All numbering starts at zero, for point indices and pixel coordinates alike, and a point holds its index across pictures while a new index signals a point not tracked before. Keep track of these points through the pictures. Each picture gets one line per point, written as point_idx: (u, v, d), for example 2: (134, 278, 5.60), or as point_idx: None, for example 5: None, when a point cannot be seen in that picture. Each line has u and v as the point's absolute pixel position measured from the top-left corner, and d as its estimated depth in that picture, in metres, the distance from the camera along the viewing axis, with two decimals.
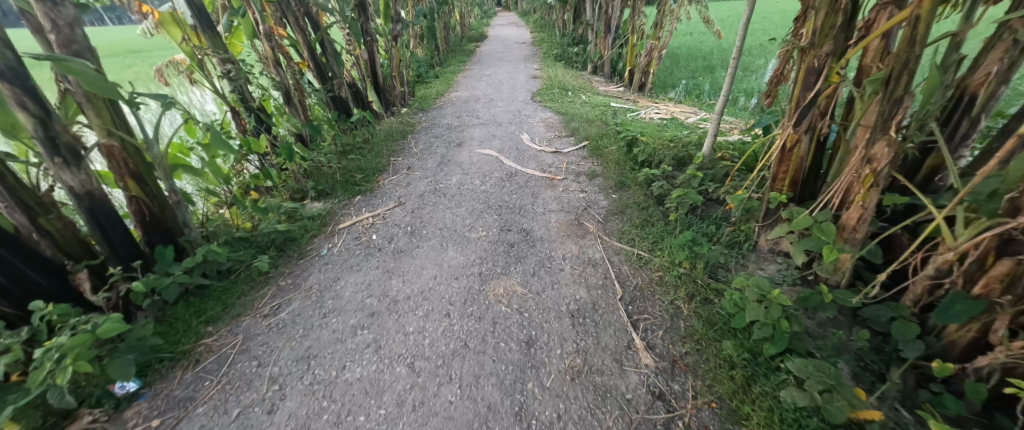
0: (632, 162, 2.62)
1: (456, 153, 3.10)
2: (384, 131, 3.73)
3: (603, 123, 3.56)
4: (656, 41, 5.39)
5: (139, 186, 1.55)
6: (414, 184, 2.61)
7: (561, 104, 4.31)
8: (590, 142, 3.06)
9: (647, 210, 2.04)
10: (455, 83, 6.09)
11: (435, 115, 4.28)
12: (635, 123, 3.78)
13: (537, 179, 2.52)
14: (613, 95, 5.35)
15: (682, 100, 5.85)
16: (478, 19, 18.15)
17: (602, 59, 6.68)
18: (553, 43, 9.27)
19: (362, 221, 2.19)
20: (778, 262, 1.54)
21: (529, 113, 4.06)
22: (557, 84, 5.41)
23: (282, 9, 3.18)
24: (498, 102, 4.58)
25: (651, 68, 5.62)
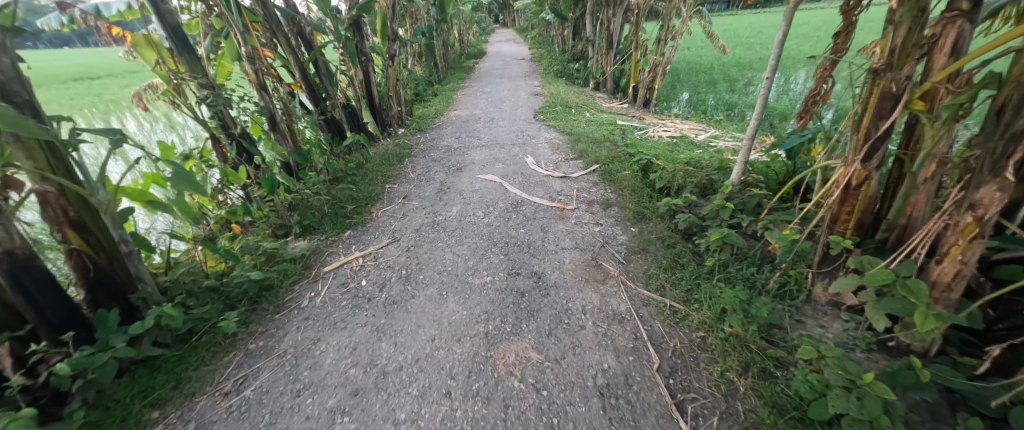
0: (649, 189, 2.40)
1: (456, 178, 2.89)
2: (380, 154, 3.52)
3: (612, 144, 3.36)
4: (661, 58, 5.27)
5: (81, 236, 1.28)
6: (410, 216, 2.38)
7: (566, 123, 4.14)
8: (601, 166, 2.85)
9: (674, 248, 1.80)
10: (455, 101, 5.95)
11: (434, 136, 4.10)
12: (645, 143, 3.59)
13: (546, 210, 2.29)
14: (618, 112, 5.21)
15: (688, 116, 5.71)
16: (476, 36, 18.30)
17: (604, 76, 6.57)
18: (552, 59, 9.21)
19: (351, 262, 1.94)
20: (843, 320, 1.29)
21: (533, 133, 3.88)
22: (560, 102, 5.26)
23: (272, 29, 3.02)
24: (499, 122, 4.40)
25: (656, 84, 5.49)
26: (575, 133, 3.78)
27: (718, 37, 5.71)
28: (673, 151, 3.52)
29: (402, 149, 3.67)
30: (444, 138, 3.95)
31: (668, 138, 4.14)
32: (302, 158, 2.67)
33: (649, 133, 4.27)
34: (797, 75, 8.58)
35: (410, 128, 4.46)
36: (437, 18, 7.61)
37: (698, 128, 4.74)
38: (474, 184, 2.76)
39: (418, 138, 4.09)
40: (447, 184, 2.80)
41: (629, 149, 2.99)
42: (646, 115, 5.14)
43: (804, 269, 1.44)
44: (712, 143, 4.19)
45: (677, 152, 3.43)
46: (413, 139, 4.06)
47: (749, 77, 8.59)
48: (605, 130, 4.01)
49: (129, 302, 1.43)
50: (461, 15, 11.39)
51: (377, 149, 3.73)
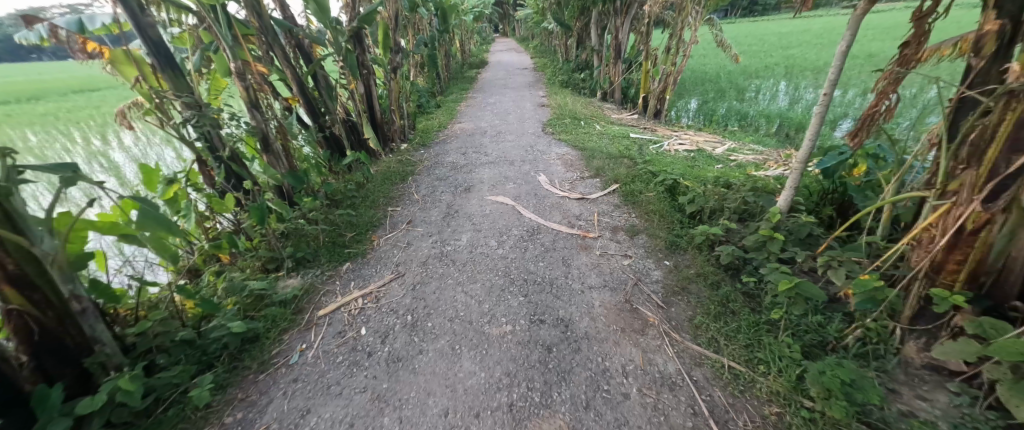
0: (679, 214, 2.18)
1: (464, 200, 2.67)
2: (382, 173, 3.30)
3: (629, 161, 3.15)
4: (672, 68, 5.10)
5: (22, 295, 1.04)
6: (416, 246, 2.16)
7: (577, 138, 3.95)
8: (620, 185, 2.64)
9: (719, 289, 1.56)
10: (459, 113, 5.79)
11: (439, 152, 3.90)
12: (663, 160, 3.38)
13: (566, 239, 2.07)
14: (629, 124, 5.02)
15: (700, 127, 5.53)
16: (478, 47, 18.25)
17: (611, 86, 6.40)
18: (556, 69, 9.07)
19: (349, 305, 1.71)
20: (954, 393, 1.04)
21: (543, 148, 3.68)
22: (568, 114, 5.07)
23: (269, 40, 2.86)
24: (507, 136, 4.21)
25: (667, 94, 5.31)
26: (588, 148, 3.58)
27: (730, 46, 5.54)
28: (694, 167, 3.31)
29: (405, 167, 3.46)
30: (449, 154, 3.75)
31: (685, 152, 3.94)
32: (297, 181, 2.46)
33: (664, 147, 4.07)
34: (807, 83, 8.42)
35: (413, 143, 4.26)
36: (439, 28, 7.46)
37: (714, 141, 4.54)
38: (484, 207, 2.54)
39: (421, 154, 3.89)
40: (455, 207, 2.58)
41: (650, 168, 2.78)
42: (658, 128, 4.95)
43: (889, 322, 1.20)
44: (730, 157, 3.99)
45: (698, 169, 3.21)
46: (417, 155, 3.86)
47: (758, 86, 8.42)
48: (619, 145, 3.80)
49: (82, 369, 1.18)
50: (462, 25, 11.28)
51: (378, 166, 3.52)
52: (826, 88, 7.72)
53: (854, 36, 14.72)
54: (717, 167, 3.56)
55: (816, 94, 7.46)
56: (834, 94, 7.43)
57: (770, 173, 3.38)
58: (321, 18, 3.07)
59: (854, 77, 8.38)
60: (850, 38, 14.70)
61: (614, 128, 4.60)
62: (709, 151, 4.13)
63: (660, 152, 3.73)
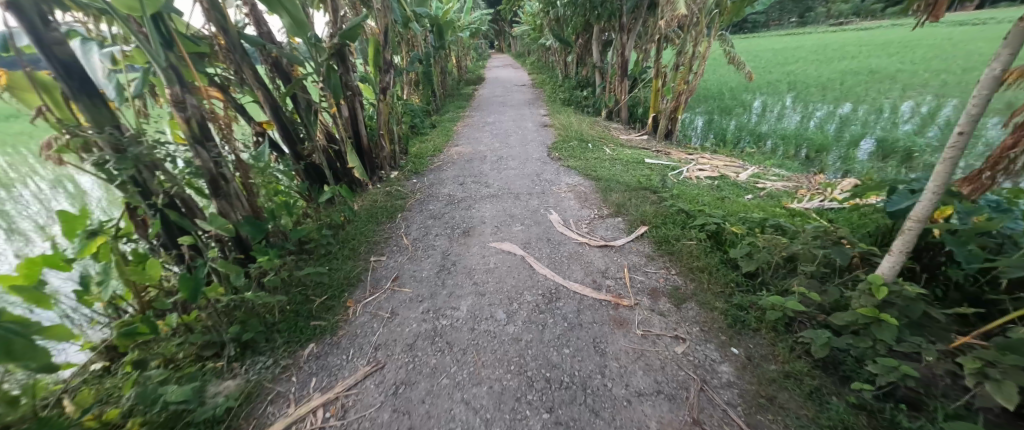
0: (733, 272, 1.74)
1: (463, 248, 2.23)
2: (365, 210, 2.83)
3: (653, 195, 2.74)
4: (684, 87, 4.76)
5: None
6: (403, 317, 1.69)
7: (588, 165, 3.56)
8: (650, 229, 2.22)
9: (825, 404, 1.11)
10: (456, 134, 5.41)
11: (434, 181, 3.47)
12: (689, 192, 2.98)
13: (594, 309, 1.62)
14: (640, 146, 4.66)
15: (713, 148, 5.19)
16: (474, 62, 18.14)
17: (617, 105, 6.08)
18: (556, 86, 8.79)
19: (306, 421, 1.23)
20: None
21: (552, 178, 3.27)
22: (574, 135, 4.71)
23: (237, 62, 2.68)
24: (509, 161, 3.81)
25: (679, 114, 4.97)
26: (602, 178, 3.17)
27: (742, 63, 5.24)
28: (724, 201, 2.91)
29: (393, 202, 3.02)
30: (445, 184, 3.33)
31: (708, 180, 3.57)
32: (256, 230, 2.00)
33: (684, 174, 3.69)
34: (813, 101, 8.21)
35: (405, 170, 3.84)
36: (435, 44, 7.13)
37: (734, 165, 4.19)
38: (487, 258, 2.08)
39: (413, 184, 3.46)
40: (451, 258, 2.12)
41: (683, 206, 2.36)
42: (672, 151, 4.59)
43: None
44: (757, 185, 3.62)
45: (730, 204, 2.81)
46: (409, 185, 3.43)
47: (764, 103, 8.19)
48: (636, 174, 3.42)
49: None
50: (458, 40, 11.07)
51: (360, 201, 3.06)
52: (835, 106, 7.49)
53: (850, 53, 14.80)
54: (747, 198, 3.17)
55: (826, 112, 7.21)
56: (845, 112, 7.18)
57: (808, 206, 3.04)
58: (295, 34, 2.66)
59: (861, 94, 8.19)
60: (846, 55, 14.75)
61: (626, 152, 4.23)
62: (733, 177, 3.76)
63: (681, 182, 3.34)
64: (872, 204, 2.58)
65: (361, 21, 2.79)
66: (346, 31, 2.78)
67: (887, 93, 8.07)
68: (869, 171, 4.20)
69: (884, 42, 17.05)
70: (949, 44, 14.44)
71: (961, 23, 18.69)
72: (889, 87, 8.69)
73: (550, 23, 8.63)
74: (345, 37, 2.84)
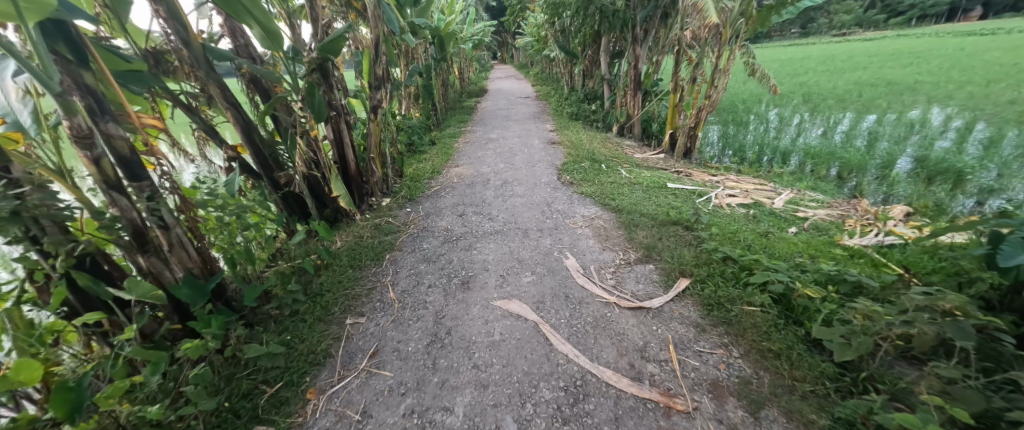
0: (824, 359, 1.30)
1: (460, 307, 1.80)
2: (347, 250, 2.41)
3: (687, 234, 2.32)
4: (706, 102, 4.37)
5: None
6: (377, 424, 1.25)
7: (605, 192, 3.15)
8: (692, 285, 1.79)
9: None
10: (457, 152, 5.04)
11: (430, 210, 3.07)
12: (726, 228, 2.55)
13: (637, 417, 1.18)
14: (658, 167, 4.25)
15: (736, 168, 4.78)
16: (476, 74, 17.93)
17: (629, 120, 5.70)
18: (561, 99, 8.45)
19: None
20: None
21: (565, 208, 2.86)
22: (585, 155, 4.32)
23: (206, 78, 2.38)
24: (516, 186, 3.41)
25: (699, 131, 4.58)
26: (624, 209, 2.76)
27: (767, 75, 4.84)
28: (768, 238, 2.48)
29: (381, 238, 2.60)
30: (443, 214, 2.92)
31: (741, 209, 3.15)
32: (197, 293, 1.58)
33: (713, 201, 3.27)
34: (833, 114, 7.83)
35: (399, 196, 3.44)
36: (435, 57, 6.80)
37: (765, 189, 3.77)
38: (491, 325, 1.65)
39: (408, 213, 3.06)
40: (445, 324, 1.69)
41: (732, 252, 1.92)
42: (694, 172, 4.19)
43: None
44: (797, 214, 3.20)
45: (777, 244, 2.38)
46: (403, 215, 3.03)
47: (781, 116, 7.81)
48: (660, 203, 3.00)
49: None
50: (461, 52, 10.84)
51: (341, 237, 2.66)
52: (858, 119, 7.08)
53: (862, 65, 14.47)
54: (791, 232, 2.74)
55: (849, 126, 6.81)
56: (869, 126, 6.78)
57: (865, 243, 2.62)
58: (266, 48, 2.30)
59: (882, 107, 7.82)
60: (857, 66, 14.44)
61: (644, 175, 3.83)
62: (768, 204, 3.35)
63: (713, 212, 2.92)
64: (954, 246, 2.15)
65: (344, 34, 2.39)
66: (325, 44, 2.38)
67: (911, 106, 7.67)
68: (918, 195, 3.76)
69: (893, 53, 16.78)
70: (962, 54, 14.16)
71: (970, 33, 18.45)
72: (910, 99, 8.31)
73: (555, 34, 8.32)
74: (324, 51, 2.46)
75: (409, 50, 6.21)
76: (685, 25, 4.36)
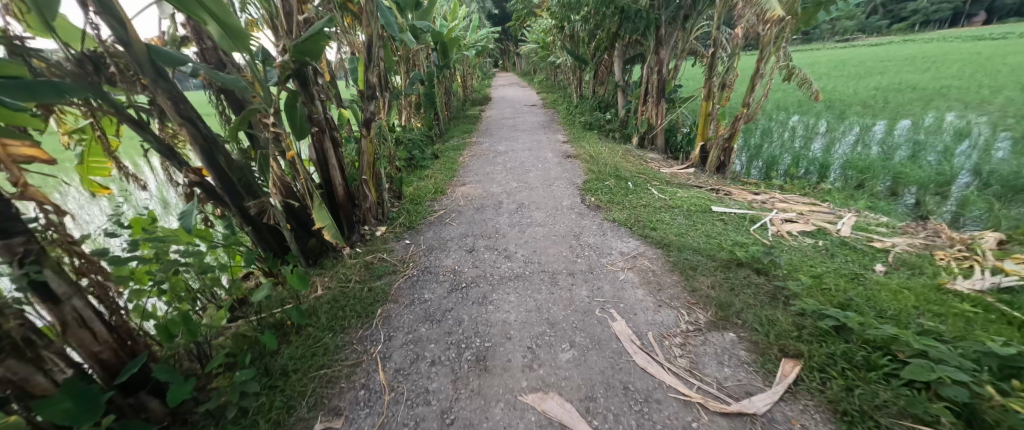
0: None
1: (474, 405, 1.27)
2: (329, 302, 1.90)
3: (764, 283, 1.80)
4: (744, 111, 3.89)
5: None
6: None
7: (640, 221, 2.64)
8: (807, 376, 1.26)
9: None
10: (463, 167, 4.55)
11: (433, 243, 2.57)
12: (803, 270, 2.04)
13: None
14: (691, 185, 3.75)
15: (773, 183, 4.28)
16: (479, 81, 17.54)
17: (650, 130, 5.22)
18: (571, 108, 8.00)
19: None
20: None
21: (598, 242, 2.35)
22: (608, 171, 3.82)
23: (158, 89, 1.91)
24: (534, 211, 2.92)
25: (735, 142, 4.08)
26: (673, 245, 2.24)
27: (808, 80, 4.34)
28: (863, 286, 1.96)
29: (372, 284, 2.09)
30: (449, 250, 2.42)
31: (807, 239, 2.65)
32: (86, 406, 1.04)
33: (770, 228, 2.77)
34: (862, 121, 7.33)
35: (397, 223, 2.94)
36: (437, 64, 6.38)
37: (820, 211, 3.27)
38: None
39: (407, 247, 2.55)
40: None
41: (848, 318, 1.39)
42: (733, 190, 3.70)
43: None
44: (873, 244, 2.69)
45: (878, 294, 1.86)
46: (401, 250, 2.52)
47: (806, 123, 7.32)
48: (711, 235, 2.49)
49: None
50: (463, 59, 10.43)
51: (323, 281, 2.16)
52: (892, 127, 6.58)
53: (877, 69, 14.01)
54: (880, 272, 2.22)
55: (884, 135, 6.32)
56: (907, 134, 6.27)
57: (979, 287, 2.09)
58: (225, 48, 1.81)
59: (915, 113, 7.32)
60: (873, 71, 13.97)
61: (680, 195, 3.33)
62: (833, 231, 2.84)
63: (777, 246, 2.41)
64: None
65: (324, 30, 1.80)
66: (298, 44, 1.82)
67: (947, 112, 7.17)
68: (1002, 216, 3.23)
69: (906, 58, 16.38)
70: (981, 58, 13.73)
71: (984, 36, 18.03)
72: (941, 104, 7.84)
73: (564, 39, 7.90)
74: (300, 54, 1.89)
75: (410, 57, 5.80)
76: (720, 26, 3.89)
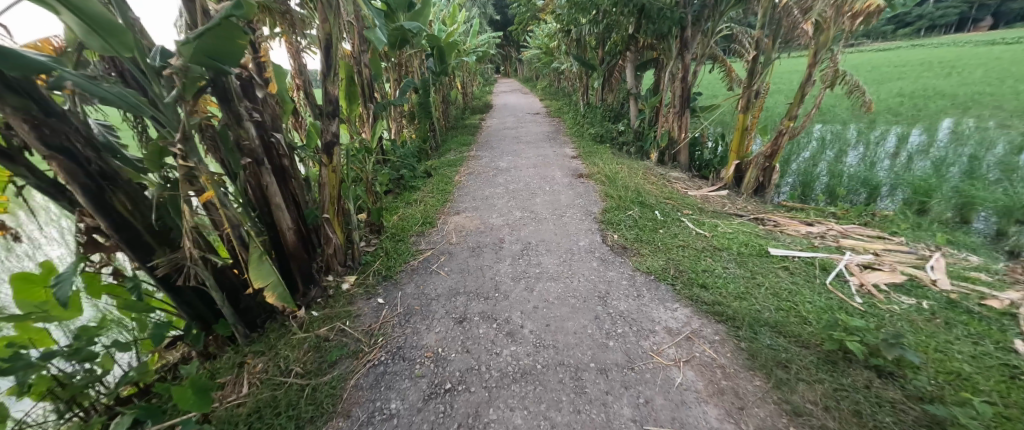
0: None
1: None
2: (246, 421, 1.28)
3: (906, 403, 1.19)
4: (790, 125, 3.28)
5: None
6: None
7: (683, 274, 2.03)
8: None
9: None
10: (458, 187, 3.96)
11: (415, 304, 1.96)
12: (938, 366, 1.40)
13: None
14: (729, 214, 3.15)
15: (820, 208, 3.66)
16: (480, 88, 17.09)
17: (672, 145, 4.62)
18: (577, 117, 7.45)
19: None
20: None
21: (634, 310, 1.74)
22: (629, 196, 3.23)
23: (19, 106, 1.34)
24: (545, 255, 2.32)
25: (776, 161, 3.49)
26: (739, 318, 1.62)
27: (859, 89, 3.74)
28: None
29: (320, 381, 1.48)
30: (432, 318, 1.81)
31: (902, 296, 2.02)
32: None
33: (849, 280, 2.14)
34: (894, 128, 6.74)
35: (371, 270, 2.33)
36: (433, 70, 5.81)
37: (897, 250, 2.63)
38: None
39: (378, 310, 1.94)
40: None
41: None
42: (780, 220, 3.09)
43: None
44: (986, 301, 1.99)
45: None
46: (371, 315, 1.91)
47: (834, 132, 6.72)
48: (780, 296, 1.88)
49: None
50: (463, 66, 9.93)
51: (254, 373, 1.55)
52: (931, 135, 5.98)
53: (892, 74, 13.49)
54: None
55: (925, 145, 5.70)
56: (950, 143, 5.66)
57: None
58: (95, 50, 1.21)
59: (954, 121, 6.69)
60: (889, 76, 13.41)
61: (721, 230, 2.71)
62: (927, 283, 2.19)
63: (874, 315, 1.78)
64: None
65: (228, 18, 1.19)
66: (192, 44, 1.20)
67: (987, 120, 6.57)
68: None
69: (922, 62, 15.79)
70: (1001, 62, 13.17)
71: (1002, 38, 17.41)
72: (979, 112, 7.23)
73: (570, 43, 7.35)
74: (209, 59, 1.30)
75: (402, 63, 5.24)
76: (764, 25, 3.30)
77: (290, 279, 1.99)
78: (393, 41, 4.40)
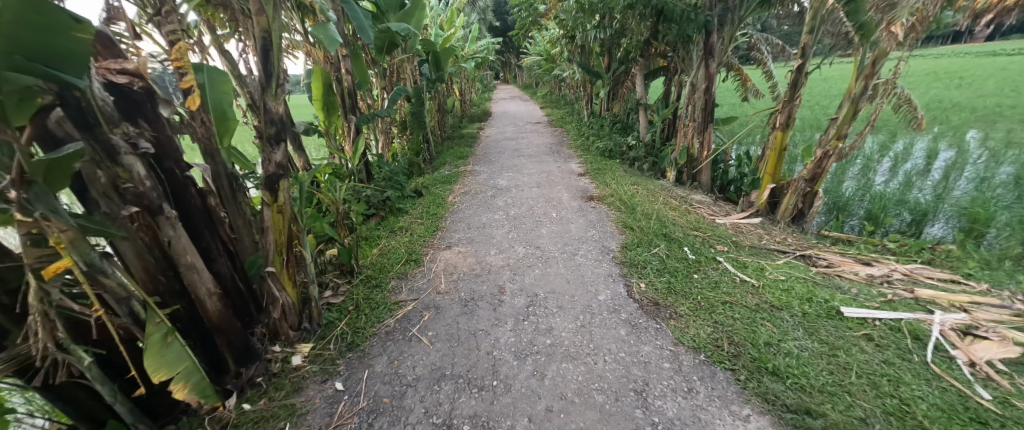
0: None
1: None
2: None
3: None
4: (838, 146, 2.83)
5: None
6: None
7: (739, 351, 1.54)
8: None
9: None
10: (452, 211, 3.46)
11: (382, 396, 1.44)
12: None
13: None
14: (771, 251, 2.66)
15: (869, 240, 3.17)
16: (478, 96, 16.66)
17: (692, 163, 4.15)
18: (583, 128, 7.00)
19: None
20: None
21: (686, 419, 1.23)
22: (652, 228, 2.74)
23: None
24: (557, 315, 1.82)
25: (820, 186, 3.01)
26: None
27: (910, 102, 3.29)
28: None
29: None
30: (404, 425, 1.28)
31: None
32: None
33: (955, 354, 1.62)
34: (921, 141, 6.29)
35: (334, 334, 1.82)
36: (428, 76, 5.33)
37: (987, 303, 2.06)
38: None
39: (332, 404, 1.42)
40: None
41: None
42: (832, 259, 2.60)
43: None
44: None
45: None
46: (321, 412, 1.39)
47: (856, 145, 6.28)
48: (881, 389, 1.37)
49: None
50: (461, 72, 9.51)
51: None
52: (964, 150, 5.54)
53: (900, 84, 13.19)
54: None
55: (962, 161, 5.24)
56: (987, 158, 5.22)
57: None
58: None
59: (983, 134, 6.27)
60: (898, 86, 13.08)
61: (770, 276, 2.21)
62: None
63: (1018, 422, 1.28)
64: None
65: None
66: None
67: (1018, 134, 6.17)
68: None
69: (928, 71, 15.54)
70: (1011, 73, 12.89)
71: (1006, 49, 17.27)
72: (1008, 125, 6.83)
73: (574, 50, 6.91)
74: (45, 69, 0.84)
75: (392, 69, 4.78)
76: (813, 29, 2.83)
77: (217, 359, 1.47)
78: (381, 45, 3.93)
